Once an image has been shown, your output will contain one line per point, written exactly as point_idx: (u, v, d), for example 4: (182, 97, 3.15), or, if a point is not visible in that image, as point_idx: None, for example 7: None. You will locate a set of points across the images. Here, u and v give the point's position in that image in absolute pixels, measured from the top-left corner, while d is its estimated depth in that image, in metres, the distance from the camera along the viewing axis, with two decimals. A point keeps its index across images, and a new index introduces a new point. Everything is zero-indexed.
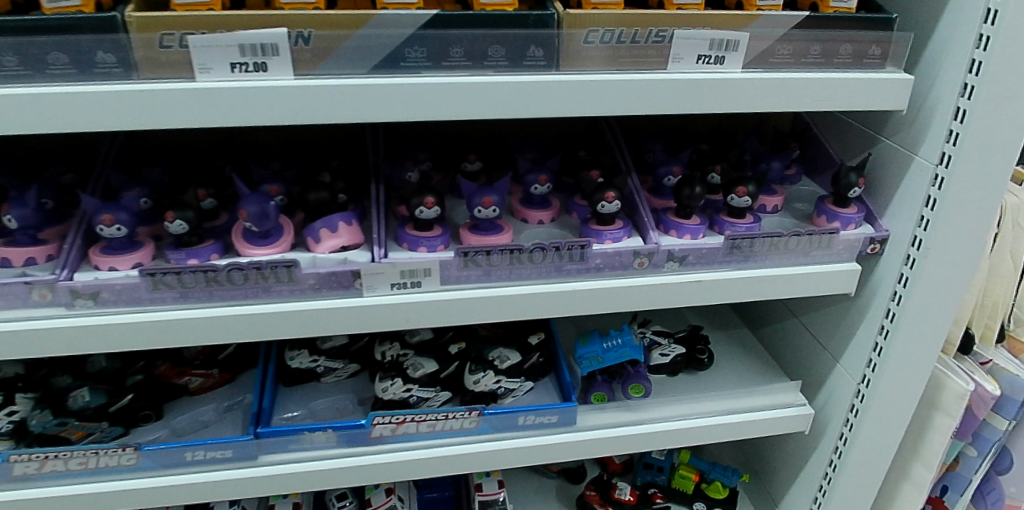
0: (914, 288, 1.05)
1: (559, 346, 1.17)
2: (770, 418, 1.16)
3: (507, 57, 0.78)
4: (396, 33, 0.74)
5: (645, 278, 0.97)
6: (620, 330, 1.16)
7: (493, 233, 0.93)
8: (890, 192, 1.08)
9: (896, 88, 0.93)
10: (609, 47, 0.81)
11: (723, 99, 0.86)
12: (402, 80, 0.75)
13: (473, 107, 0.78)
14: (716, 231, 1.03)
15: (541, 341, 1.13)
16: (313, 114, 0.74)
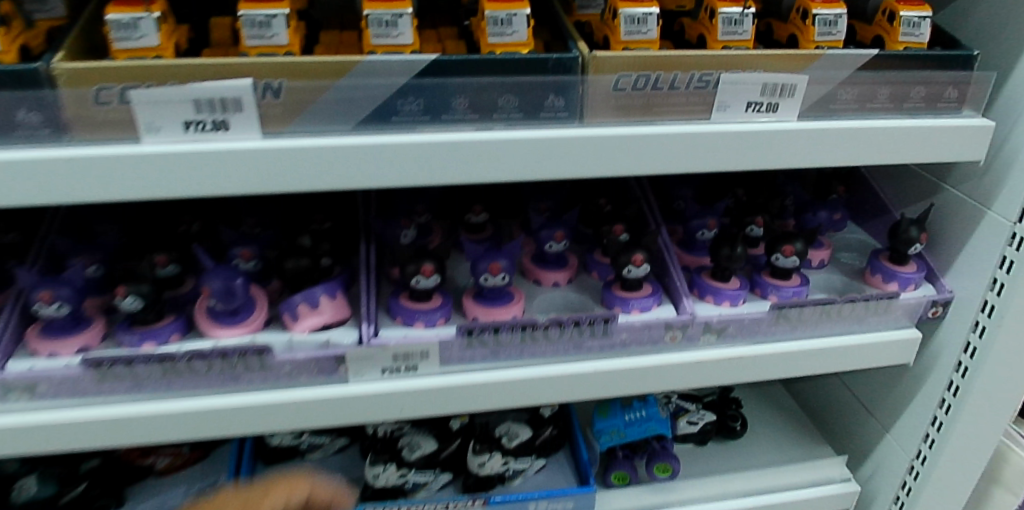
0: (984, 359, 0.92)
1: (576, 418, 1.04)
2: (813, 499, 1.02)
3: (521, 108, 0.65)
4: (389, 84, 0.61)
5: (678, 356, 0.84)
6: (644, 400, 1.03)
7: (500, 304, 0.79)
8: (955, 249, 0.94)
9: (973, 136, 0.80)
10: (643, 95, 0.68)
11: (775, 153, 0.73)
12: (394, 139, 0.62)
13: (481, 168, 0.65)
14: (759, 294, 0.90)
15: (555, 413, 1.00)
16: (286, 179, 0.61)
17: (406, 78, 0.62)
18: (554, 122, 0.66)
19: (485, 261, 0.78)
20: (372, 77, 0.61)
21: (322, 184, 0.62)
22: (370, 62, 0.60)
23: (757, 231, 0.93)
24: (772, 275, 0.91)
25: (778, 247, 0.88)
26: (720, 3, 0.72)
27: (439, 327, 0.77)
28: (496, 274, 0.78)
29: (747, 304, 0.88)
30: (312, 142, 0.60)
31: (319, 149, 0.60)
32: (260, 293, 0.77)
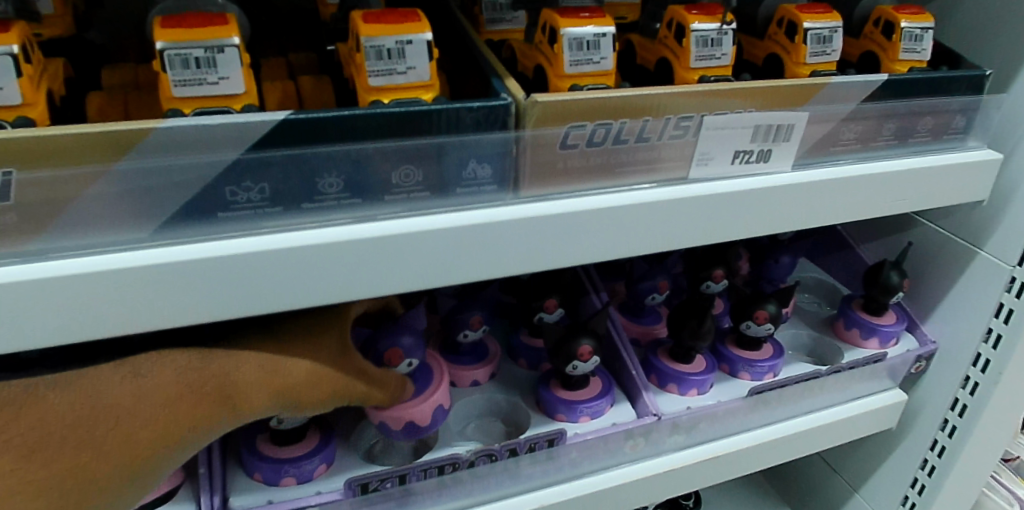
0: (977, 420, 0.77)
1: None
2: None
3: (427, 183, 0.43)
4: (211, 160, 0.37)
5: (642, 469, 0.66)
6: None
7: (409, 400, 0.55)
8: (937, 293, 0.80)
9: (976, 173, 0.65)
10: (603, 152, 0.47)
11: (765, 214, 0.54)
12: (228, 245, 0.38)
13: (361, 277, 0.42)
14: (727, 370, 0.72)
15: None
16: (40, 332, 0.36)
17: (238, 151, 0.38)
18: (478, 200, 0.45)
19: (376, 350, 0.54)
20: (175, 155, 0.37)
21: (108, 334, 0.37)
22: (168, 131, 0.36)
23: (715, 288, 0.74)
24: (739, 346, 0.72)
25: (748, 313, 0.70)
26: (690, 17, 0.52)
27: (318, 480, 0.55)
28: (399, 365, 0.54)
29: (716, 389, 0.70)
30: (85, 264, 0.36)
31: (97, 277, 0.36)
32: None
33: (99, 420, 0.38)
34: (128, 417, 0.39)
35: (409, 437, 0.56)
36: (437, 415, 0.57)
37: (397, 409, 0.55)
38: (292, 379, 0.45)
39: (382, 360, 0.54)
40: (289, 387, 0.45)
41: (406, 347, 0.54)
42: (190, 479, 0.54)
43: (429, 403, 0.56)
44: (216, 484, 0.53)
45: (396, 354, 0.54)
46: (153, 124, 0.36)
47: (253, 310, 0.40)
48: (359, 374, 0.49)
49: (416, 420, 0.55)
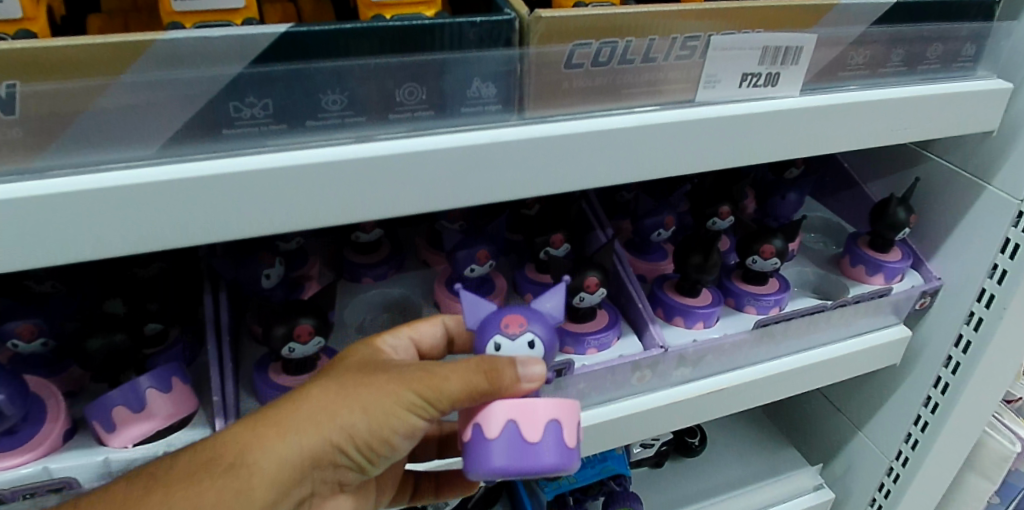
0: (980, 356, 0.77)
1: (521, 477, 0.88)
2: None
3: (432, 102, 0.43)
4: (214, 74, 0.37)
5: (648, 401, 0.67)
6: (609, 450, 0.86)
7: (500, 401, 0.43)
8: (945, 230, 0.80)
9: (987, 102, 0.64)
10: (608, 72, 0.47)
11: (771, 138, 0.53)
12: (231, 163, 0.38)
13: (365, 198, 0.42)
14: (733, 306, 0.73)
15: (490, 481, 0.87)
16: (46, 251, 0.36)
17: (240, 65, 0.38)
18: (482, 121, 0.45)
19: (491, 320, 0.46)
20: (177, 69, 0.37)
21: (118, 251, 0.37)
22: (170, 44, 0.36)
23: (721, 225, 0.73)
24: (746, 281, 0.73)
25: (754, 248, 0.70)
26: None
27: None
28: (516, 340, 0.45)
29: (721, 323, 0.70)
30: (90, 180, 0.36)
31: (101, 196, 0.36)
32: (48, 391, 0.50)
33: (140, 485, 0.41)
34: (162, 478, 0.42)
35: (504, 455, 0.43)
36: (551, 435, 0.43)
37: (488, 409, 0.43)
38: (309, 409, 0.43)
39: (497, 327, 0.45)
40: (315, 415, 0.43)
41: (530, 321, 0.46)
42: (204, 407, 0.54)
43: (543, 407, 0.43)
44: (230, 409, 0.53)
45: (518, 324, 0.45)
46: (152, 37, 0.36)
47: (259, 231, 0.40)
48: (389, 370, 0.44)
49: (520, 422, 0.43)
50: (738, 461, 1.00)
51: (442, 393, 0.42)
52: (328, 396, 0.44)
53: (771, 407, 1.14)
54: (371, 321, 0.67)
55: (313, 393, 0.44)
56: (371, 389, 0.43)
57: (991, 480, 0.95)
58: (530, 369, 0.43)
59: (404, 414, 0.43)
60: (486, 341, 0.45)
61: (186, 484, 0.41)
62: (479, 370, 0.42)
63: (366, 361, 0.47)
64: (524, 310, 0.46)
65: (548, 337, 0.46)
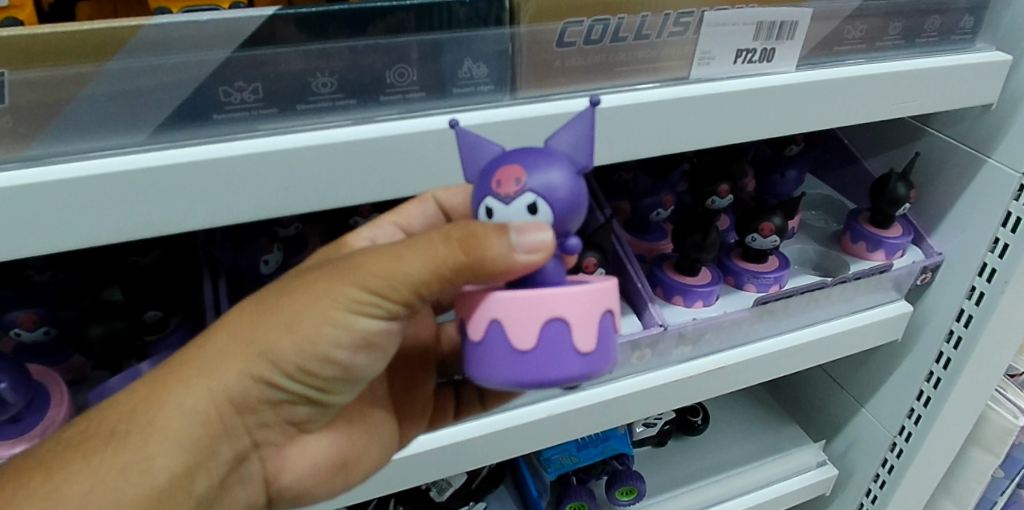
0: (982, 330, 0.77)
1: (523, 456, 0.88)
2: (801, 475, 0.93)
3: (423, 83, 0.43)
4: (202, 59, 0.37)
5: (649, 379, 0.68)
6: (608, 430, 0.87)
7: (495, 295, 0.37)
8: (945, 204, 0.79)
9: (987, 74, 0.63)
10: (601, 50, 0.47)
11: (768, 114, 0.53)
12: (223, 148, 0.38)
13: (359, 181, 0.41)
14: (733, 284, 0.73)
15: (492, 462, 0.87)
16: (39, 239, 0.36)
17: (228, 50, 0.37)
18: (474, 101, 0.45)
19: (484, 184, 0.37)
20: (164, 55, 0.37)
21: (112, 239, 0.37)
22: (158, 29, 0.36)
23: (720, 203, 0.73)
24: (745, 258, 0.73)
25: (754, 226, 0.69)
26: None
27: None
28: (512, 203, 0.36)
29: (721, 301, 0.70)
30: (80, 169, 0.36)
31: (93, 183, 0.36)
32: (51, 380, 0.50)
33: (40, 454, 0.36)
34: (66, 443, 0.37)
35: (495, 362, 0.37)
36: (548, 338, 0.37)
37: (483, 303, 0.37)
38: (230, 330, 0.38)
39: (490, 188, 0.37)
40: (232, 343, 0.38)
41: (535, 174, 0.36)
42: None
43: (540, 302, 0.37)
44: None
45: (513, 182, 0.36)
46: (140, 22, 0.36)
47: (253, 215, 0.40)
48: (321, 267, 0.37)
49: (507, 322, 0.37)
50: (741, 438, 1.01)
51: (391, 280, 0.35)
52: (249, 316, 0.38)
53: (774, 385, 1.14)
54: None
55: (236, 314, 0.38)
56: (303, 294, 0.37)
57: (994, 454, 0.96)
58: (526, 237, 0.34)
59: (345, 319, 0.37)
60: (478, 206, 0.37)
61: (83, 450, 0.36)
62: (451, 241, 0.34)
63: (304, 266, 0.40)
64: (528, 158, 0.37)
65: (564, 190, 0.37)
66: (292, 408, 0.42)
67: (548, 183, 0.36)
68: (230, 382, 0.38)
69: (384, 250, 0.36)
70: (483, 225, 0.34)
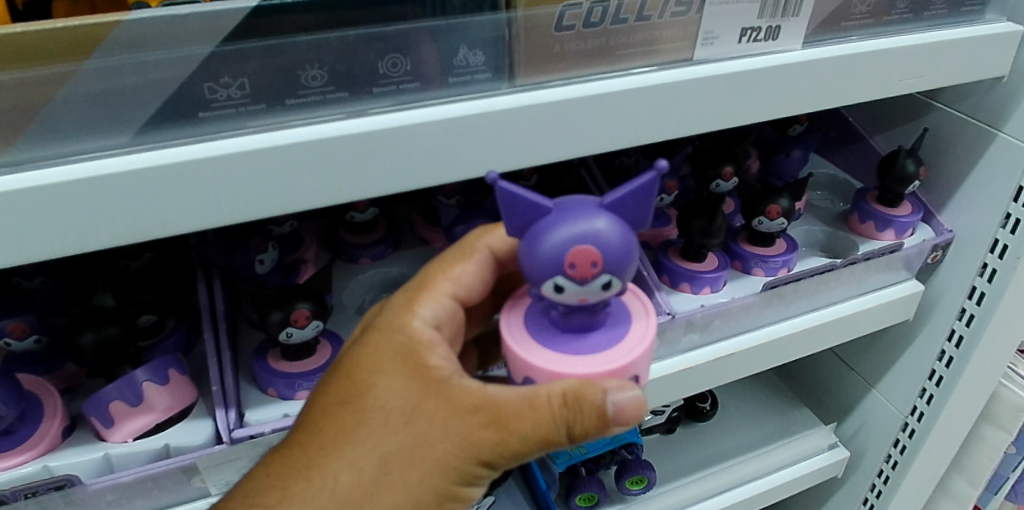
0: (994, 308, 0.76)
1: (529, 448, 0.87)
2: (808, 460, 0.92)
3: (417, 73, 0.41)
4: (185, 54, 0.35)
5: (659, 368, 0.67)
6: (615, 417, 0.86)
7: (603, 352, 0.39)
8: (954, 181, 0.78)
9: (998, 46, 0.62)
10: (601, 33, 0.45)
11: (773, 94, 0.51)
12: (210, 147, 0.37)
13: (353, 179, 0.40)
14: (739, 268, 0.72)
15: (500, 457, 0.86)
16: (18, 245, 0.34)
17: (213, 44, 0.36)
18: (472, 90, 0.43)
19: (557, 261, 0.36)
20: (145, 52, 0.35)
21: (95, 244, 0.36)
22: (137, 24, 0.34)
23: (724, 187, 0.71)
24: (752, 243, 0.71)
25: (760, 209, 0.68)
26: None
27: None
28: (585, 284, 0.36)
29: (728, 287, 0.69)
30: (61, 174, 0.34)
31: (71, 187, 0.34)
32: (44, 389, 0.49)
33: None
34: None
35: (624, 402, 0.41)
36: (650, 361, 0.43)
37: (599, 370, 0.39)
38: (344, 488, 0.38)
39: (561, 267, 0.36)
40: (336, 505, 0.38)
41: (613, 266, 0.36)
42: (203, 397, 0.53)
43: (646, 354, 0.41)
44: (231, 399, 0.52)
45: (591, 264, 0.36)
46: (117, 18, 0.34)
47: (245, 214, 0.39)
48: (444, 434, 0.37)
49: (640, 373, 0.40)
50: (750, 423, 0.99)
51: (505, 455, 0.38)
52: (356, 476, 0.38)
53: (782, 368, 1.13)
54: (371, 300, 0.65)
55: (347, 468, 0.38)
56: (413, 462, 0.38)
57: (1008, 432, 0.94)
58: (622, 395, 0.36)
59: (456, 490, 0.39)
60: (544, 283, 0.37)
61: None
62: (556, 413, 0.36)
63: (403, 408, 0.38)
64: (618, 231, 0.36)
65: (636, 257, 0.37)
66: None
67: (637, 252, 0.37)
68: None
69: (507, 409, 0.37)
70: (577, 381, 0.36)
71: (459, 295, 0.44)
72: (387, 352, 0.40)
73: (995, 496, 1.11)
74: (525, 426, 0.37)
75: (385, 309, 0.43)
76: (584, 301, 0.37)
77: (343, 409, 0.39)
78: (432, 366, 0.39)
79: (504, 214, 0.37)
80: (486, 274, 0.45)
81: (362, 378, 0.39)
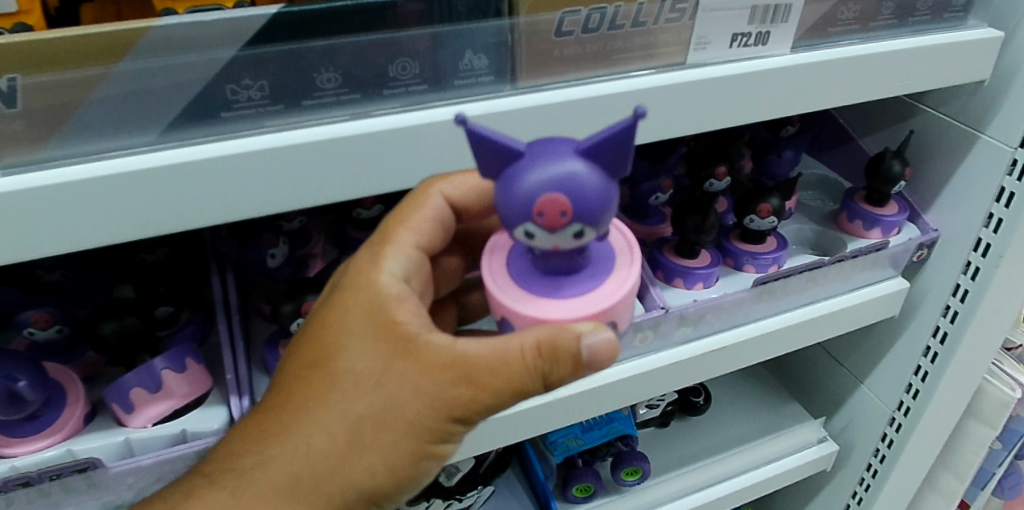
0: (977, 304, 0.78)
1: (528, 439, 0.90)
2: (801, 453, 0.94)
3: (425, 75, 0.43)
4: (208, 58, 0.38)
5: (652, 360, 0.70)
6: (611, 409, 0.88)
7: (588, 297, 0.42)
8: (939, 182, 0.80)
9: (980, 52, 0.64)
10: (599, 38, 0.48)
11: (764, 94, 0.54)
12: (232, 145, 0.39)
13: (364, 176, 0.43)
14: (731, 265, 0.74)
15: (500, 448, 0.89)
16: (55, 236, 0.37)
17: (235, 48, 0.38)
18: (476, 93, 0.45)
19: (529, 206, 0.36)
20: (172, 55, 0.37)
21: (124, 235, 0.38)
22: (166, 30, 0.37)
23: (718, 186, 0.74)
24: (744, 240, 0.74)
25: (751, 208, 0.70)
26: None
27: None
28: (555, 233, 0.37)
29: (721, 283, 0.72)
30: (93, 170, 0.37)
31: (106, 183, 0.37)
32: (67, 376, 0.52)
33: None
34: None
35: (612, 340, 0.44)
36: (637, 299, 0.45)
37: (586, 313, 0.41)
38: (323, 446, 0.41)
39: (531, 215, 0.36)
40: (319, 461, 0.41)
41: (584, 216, 0.37)
42: (217, 386, 0.56)
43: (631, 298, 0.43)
44: (244, 387, 0.54)
45: (560, 213, 0.36)
46: (147, 24, 0.36)
47: (264, 209, 0.41)
48: (412, 396, 0.39)
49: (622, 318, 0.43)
50: (742, 418, 1.02)
51: (479, 410, 0.39)
52: (334, 437, 0.41)
53: (774, 364, 1.15)
54: None
55: (325, 428, 0.41)
56: (386, 422, 0.39)
57: (993, 427, 0.97)
58: (600, 339, 0.38)
59: (434, 445, 0.41)
60: (515, 230, 0.37)
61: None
62: (528, 365, 0.38)
63: (373, 368, 0.40)
64: (597, 179, 0.37)
65: (610, 207, 0.38)
66: None
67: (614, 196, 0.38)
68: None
69: (473, 367, 0.38)
70: (551, 329, 0.37)
71: (421, 243, 0.45)
72: (356, 310, 0.41)
73: (982, 491, 1.14)
74: (495, 381, 0.38)
75: (354, 261, 0.44)
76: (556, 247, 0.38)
77: (317, 369, 0.42)
78: (399, 323, 0.40)
79: (478, 158, 0.37)
80: (445, 217, 0.46)
81: (331, 337, 0.41)
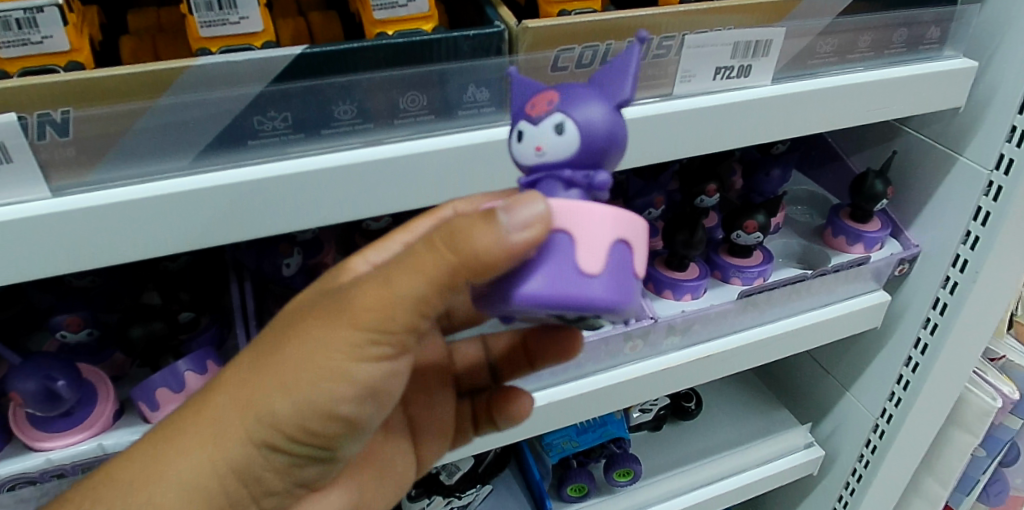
0: (955, 317, 0.82)
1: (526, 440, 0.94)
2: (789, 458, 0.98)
3: (432, 107, 0.48)
4: (239, 94, 0.42)
5: (642, 367, 0.74)
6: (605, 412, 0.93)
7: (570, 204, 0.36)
8: (920, 200, 0.84)
9: (954, 81, 0.68)
10: (592, 73, 0.52)
11: (746, 122, 0.58)
12: (259, 171, 0.43)
13: (375, 198, 0.47)
14: (719, 277, 0.78)
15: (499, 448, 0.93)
16: (101, 251, 0.41)
17: (262, 84, 0.42)
18: (478, 122, 0.50)
19: (526, 104, 0.39)
20: (207, 90, 0.41)
21: (161, 251, 0.43)
22: (201, 69, 0.41)
23: (708, 202, 0.78)
24: (732, 254, 0.78)
25: (739, 223, 0.74)
26: None
27: None
28: (540, 123, 0.38)
29: (709, 294, 0.76)
30: (136, 192, 0.41)
31: (147, 203, 0.41)
32: (98, 376, 0.56)
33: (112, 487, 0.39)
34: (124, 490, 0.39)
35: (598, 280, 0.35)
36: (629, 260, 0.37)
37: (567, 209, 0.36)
38: (233, 385, 0.39)
39: (524, 114, 0.39)
40: (228, 404, 0.39)
41: (571, 108, 0.38)
42: None
43: (622, 230, 0.36)
44: None
45: (547, 104, 0.38)
46: (185, 63, 0.40)
47: (285, 227, 0.45)
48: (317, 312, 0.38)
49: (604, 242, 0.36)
50: (733, 422, 1.06)
51: (382, 319, 0.35)
52: (246, 372, 0.39)
53: (764, 372, 1.19)
54: None
55: (240, 367, 0.39)
56: (293, 344, 0.38)
57: (974, 435, 1.01)
58: (518, 215, 0.33)
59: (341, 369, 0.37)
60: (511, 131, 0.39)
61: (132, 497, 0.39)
62: (434, 251, 0.34)
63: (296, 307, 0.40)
64: (601, 115, 0.38)
65: (605, 122, 0.38)
66: (304, 469, 0.43)
67: (613, 144, 0.39)
68: (232, 448, 0.39)
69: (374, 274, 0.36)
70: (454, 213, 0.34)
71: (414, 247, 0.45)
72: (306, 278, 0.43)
73: (966, 496, 1.18)
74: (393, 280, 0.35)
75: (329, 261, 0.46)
76: (539, 148, 0.38)
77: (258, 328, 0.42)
78: (335, 279, 0.42)
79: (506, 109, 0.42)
80: None
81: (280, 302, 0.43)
